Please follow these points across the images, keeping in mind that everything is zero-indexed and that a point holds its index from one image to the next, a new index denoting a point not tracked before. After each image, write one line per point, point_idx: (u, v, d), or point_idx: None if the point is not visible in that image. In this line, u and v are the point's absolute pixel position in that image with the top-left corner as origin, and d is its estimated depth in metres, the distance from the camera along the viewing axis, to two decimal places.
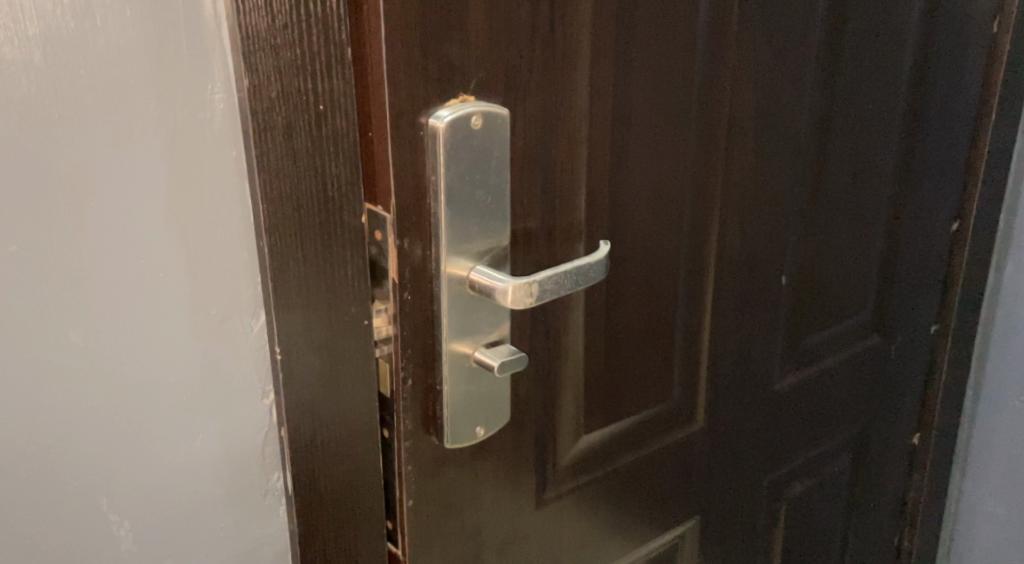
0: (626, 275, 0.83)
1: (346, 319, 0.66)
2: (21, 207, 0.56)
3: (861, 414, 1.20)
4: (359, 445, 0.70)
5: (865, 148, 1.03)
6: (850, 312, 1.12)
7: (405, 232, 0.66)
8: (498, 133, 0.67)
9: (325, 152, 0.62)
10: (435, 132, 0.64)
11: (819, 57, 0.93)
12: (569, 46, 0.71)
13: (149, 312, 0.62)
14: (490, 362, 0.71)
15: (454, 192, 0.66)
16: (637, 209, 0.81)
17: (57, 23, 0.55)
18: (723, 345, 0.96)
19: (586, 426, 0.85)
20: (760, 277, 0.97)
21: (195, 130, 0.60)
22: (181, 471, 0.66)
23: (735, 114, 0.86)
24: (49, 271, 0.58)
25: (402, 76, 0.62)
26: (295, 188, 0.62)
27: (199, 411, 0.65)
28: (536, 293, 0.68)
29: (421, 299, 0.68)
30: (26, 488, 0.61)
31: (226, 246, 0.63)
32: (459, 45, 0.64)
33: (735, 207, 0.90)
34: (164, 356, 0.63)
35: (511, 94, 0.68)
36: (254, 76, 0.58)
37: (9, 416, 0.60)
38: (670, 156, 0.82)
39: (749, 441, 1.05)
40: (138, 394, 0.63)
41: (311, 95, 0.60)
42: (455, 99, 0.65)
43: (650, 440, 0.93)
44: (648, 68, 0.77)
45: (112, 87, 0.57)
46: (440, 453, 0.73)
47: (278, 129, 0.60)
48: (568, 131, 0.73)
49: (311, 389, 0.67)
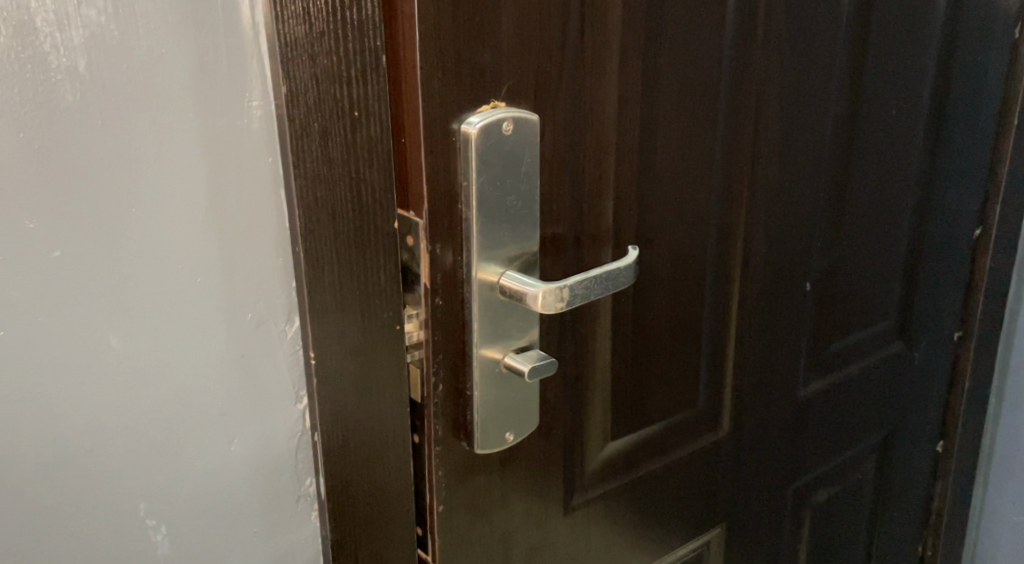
0: (653, 280, 0.83)
1: (378, 325, 0.67)
2: (64, 213, 0.57)
3: (886, 421, 1.20)
4: (390, 450, 0.70)
5: (890, 153, 1.03)
6: (874, 318, 1.12)
7: (437, 237, 0.66)
8: (528, 138, 0.68)
9: (360, 158, 0.63)
10: (467, 138, 0.65)
11: (844, 63, 0.93)
12: (597, 52, 0.71)
13: (187, 317, 0.62)
14: (520, 367, 0.71)
15: (484, 198, 0.66)
16: (664, 215, 0.81)
17: (101, 31, 0.56)
18: (748, 351, 0.96)
19: (614, 432, 0.85)
20: (785, 283, 0.97)
21: (232, 137, 0.61)
22: (216, 475, 0.66)
23: (760, 119, 0.86)
24: (91, 277, 0.59)
25: (435, 83, 0.63)
26: (330, 194, 0.62)
27: (234, 416, 0.66)
28: (566, 298, 0.69)
29: (452, 304, 0.69)
30: (66, 492, 0.62)
31: (262, 253, 0.64)
32: (491, 51, 0.65)
33: (761, 213, 0.90)
34: (202, 360, 0.63)
35: (541, 100, 0.68)
36: (292, 83, 0.59)
37: (51, 421, 0.60)
38: (697, 162, 0.82)
39: (775, 448, 1.05)
40: (175, 398, 0.63)
41: (346, 102, 0.61)
42: (487, 105, 0.66)
43: (677, 446, 0.93)
44: (676, 74, 0.77)
45: (153, 95, 0.58)
46: (470, 458, 0.73)
47: (314, 135, 0.61)
48: (597, 137, 0.73)
49: (344, 395, 0.67)
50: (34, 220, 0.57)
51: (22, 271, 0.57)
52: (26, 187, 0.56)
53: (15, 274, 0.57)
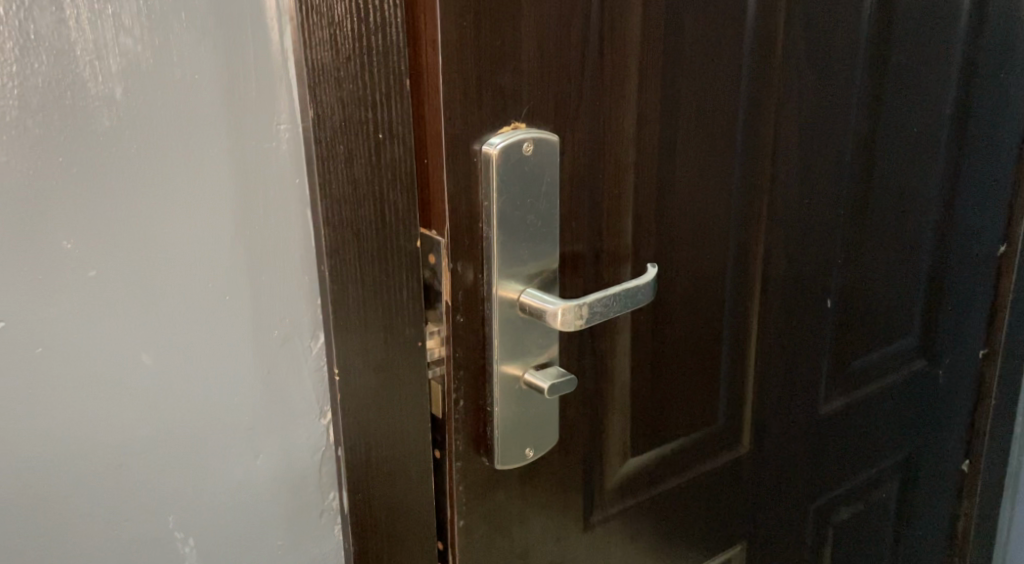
0: (672, 298, 0.84)
1: (400, 341, 0.68)
2: (99, 233, 0.59)
3: (909, 440, 1.19)
4: (412, 464, 0.72)
5: (911, 172, 1.03)
6: (896, 336, 1.12)
7: (458, 256, 0.68)
8: (548, 158, 0.69)
9: (384, 179, 0.64)
10: (488, 158, 0.66)
11: (865, 82, 0.94)
12: (617, 73, 0.72)
13: (216, 334, 0.64)
14: (540, 384, 0.72)
15: (505, 217, 0.68)
16: (684, 233, 0.82)
17: (137, 58, 0.58)
18: (768, 369, 0.96)
19: (634, 449, 0.86)
20: (806, 301, 0.97)
21: (261, 159, 0.62)
22: (243, 488, 0.68)
23: (779, 139, 0.87)
24: (124, 296, 0.60)
25: (458, 105, 0.64)
26: (355, 214, 0.64)
27: (261, 431, 0.67)
28: (586, 315, 0.70)
29: (472, 321, 0.70)
30: (98, 505, 0.63)
31: (289, 272, 0.65)
32: (512, 74, 0.66)
33: (780, 231, 0.91)
34: (230, 376, 0.65)
35: (561, 121, 0.70)
36: (318, 107, 0.61)
37: (84, 435, 0.62)
38: (716, 181, 0.83)
39: (796, 466, 1.05)
40: (204, 412, 0.65)
41: (370, 125, 0.63)
42: (508, 126, 0.67)
43: (697, 463, 0.93)
44: (695, 96, 0.78)
45: (186, 119, 0.60)
46: (490, 473, 0.74)
47: (340, 157, 0.62)
48: (616, 157, 0.74)
49: (367, 410, 0.68)
50: (71, 241, 0.58)
51: (59, 289, 0.59)
52: (64, 210, 0.58)
53: (52, 292, 0.59)
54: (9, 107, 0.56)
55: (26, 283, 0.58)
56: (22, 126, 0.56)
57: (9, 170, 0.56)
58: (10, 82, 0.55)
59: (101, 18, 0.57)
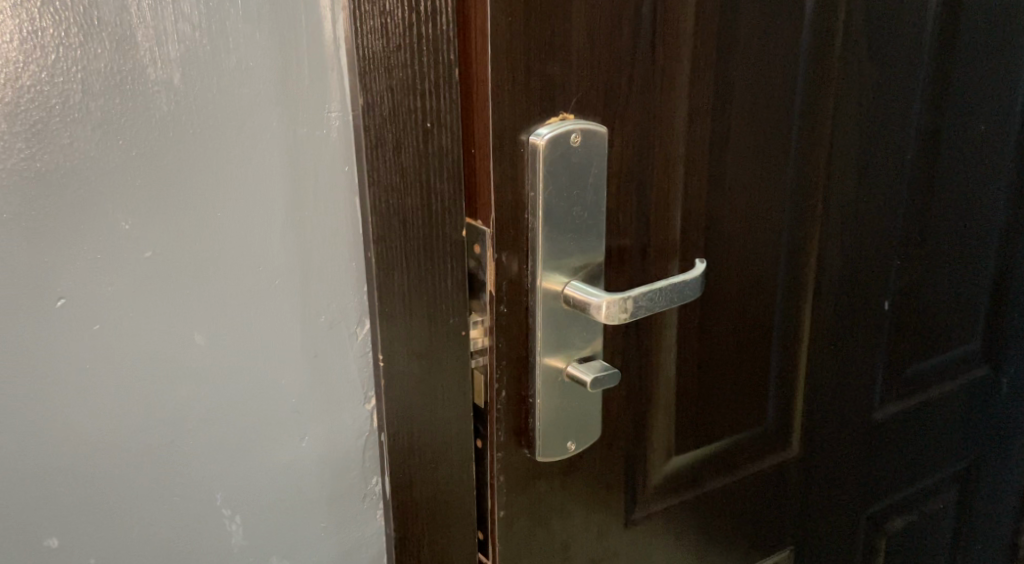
0: (721, 295, 0.83)
1: (444, 329, 0.69)
2: (155, 215, 0.60)
3: (969, 449, 1.16)
4: (453, 452, 0.72)
5: (976, 175, 1.01)
6: (956, 341, 1.09)
7: (503, 246, 0.68)
8: (596, 150, 0.69)
9: (431, 167, 0.65)
10: (536, 149, 0.66)
11: (929, 81, 0.92)
12: (669, 66, 0.72)
13: (265, 315, 0.65)
14: (583, 377, 0.72)
15: (551, 208, 0.68)
16: (734, 228, 0.81)
17: (195, 45, 0.59)
18: (819, 372, 0.95)
19: (679, 447, 0.85)
20: (860, 303, 0.96)
21: (312, 145, 0.63)
22: (289, 469, 0.69)
23: (838, 136, 0.86)
24: (177, 277, 0.62)
25: (506, 95, 0.64)
26: (401, 202, 0.64)
27: (307, 414, 0.68)
28: (630, 309, 0.69)
29: (516, 312, 0.70)
30: (148, 480, 0.65)
31: (338, 257, 0.67)
32: (561, 65, 0.66)
33: (836, 230, 0.90)
34: (280, 357, 0.66)
35: (610, 113, 0.70)
36: (368, 95, 0.62)
37: (136, 412, 0.63)
38: (769, 178, 0.82)
39: (848, 472, 1.03)
40: (253, 392, 0.66)
41: (419, 113, 0.63)
42: (556, 117, 0.67)
43: (744, 464, 0.92)
44: (750, 89, 0.78)
45: (242, 105, 0.61)
46: (531, 465, 0.75)
47: (389, 145, 0.63)
48: (666, 151, 0.74)
49: (410, 397, 0.69)
50: (129, 222, 0.60)
51: (116, 268, 0.60)
52: (124, 191, 0.59)
53: (109, 271, 0.60)
54: (72, 90, 0.57)
55: (86, 262, 0.60)
56: (84, 110, 0.58)
57: (71, 151, 0.58)
58: (74, 68, 0.57)
59: (161, 6, 0.58)
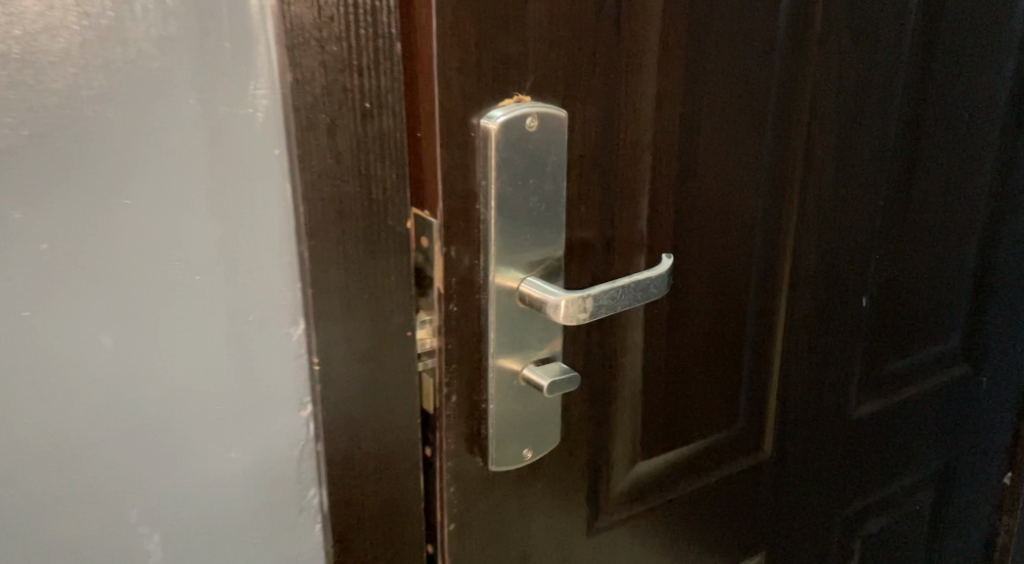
0: (691, 291, 0.78)
1: (388, 330, 0.63)
2: (53, 203, 0.54)
3: (947, 448, 1.12)
4: (399, 462, 0.66)
5: (958, 165, 0.96)
6: (935, 338, 1.05)
7: (453, 239, 0.62)
8: (554, 135, 0.63)
9: (371, 152, 0.59)
10: (487, 134, 0.60)
11: (912, 65, 0.87)
12: (635, 44, 0.66)
13: (184, 315, 0.59)
14: (539, 381, 0.67)
15: (504, 198, 0.62)
16: (705, 220, 0.76)
17: (97, 12, 0.53)
18: (794, 370, 0.90)
19: (644, 452, 0.80)
20: (837, 299, 0.91)
21: (235, 127, 0.57)
22: (214, 483, 0.63)
23: (816, 123, 0.81)
24: (79, 272, 0.56)
25: (453, 74, 0.58)
26: (337, 191, 0.58)
27: (234, 423, 0.62)
28: (591, 308, 0.64)
29: (467, 310, 0.65)
30: (51, 495, 0.59)
31: (268, 251, 0.60)
32: (516, 41, 0.60)
33: (813, 223, 0.85)
34: (203, 361, 0.60)
35: (570, 95, 0.64)
36: (297, 71, 0.55)
37: (36, 419, 0.57)
38: (743, 167, 0.77)
39: (822, 474, 0.98)
40: (171, 398, 0.60)
41: (357, 92, 0.57)
42: (511, 99, 0.61)
43: (714, 468, 0.87)
44: (723, 71, 0.72)
45: (152, 80, 0.54)
46: (485, 475, 0.69)
47: (322, 127, 0.57)
48: (631, 137, 0.68)
49: (350, 403, 0.63)
50: (22, 211, 0.54)
51: (8, 262, 0.54)
52: (16, 176, 0.53)
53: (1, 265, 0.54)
54: None
55: None
56: None
57: None
58: None
59: None
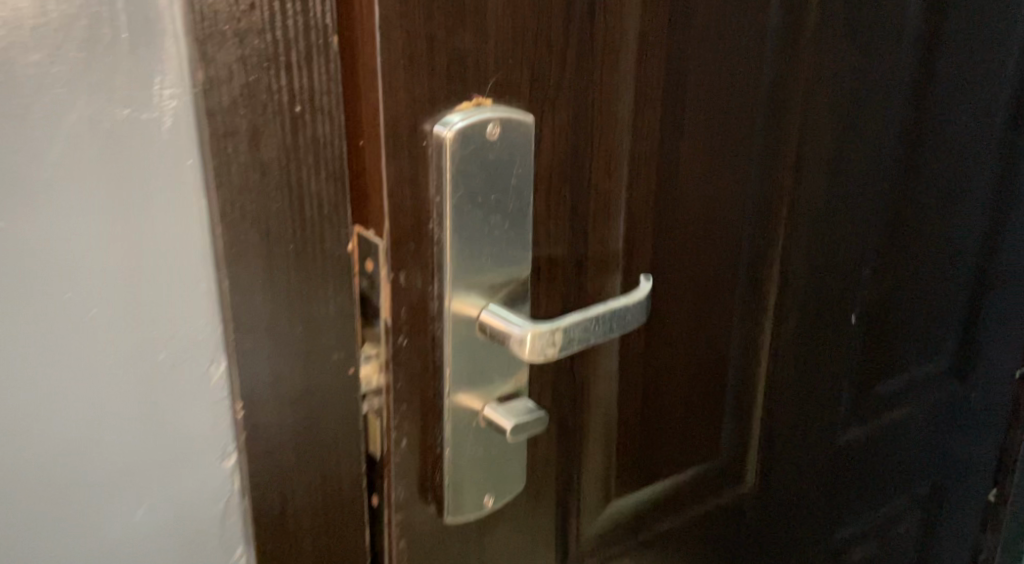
0: (670, 315, 0.70)
1: (325, 368, 0.54)
2: None
3: (935, 470, 1.06)
4: (340, 516, 0.58)
5: (954, 172, 0.89)
6: (925, 355, 0.98)
7: (402, 263, 0.53)
8: (519, 144, 0.55)
9: (303, 164, 0.50)
10: (441, 143, 0.52)
11: (911, 66, 0.79)
12: (611, 40, 0.58)
13: (73, 353, 0.51)
14: (503, 422, 0.58)
15: (461, 216, 0.54)
16: (687, 236, 0.68)
17: None
18: (780, 395, 0.83)
19: (617, 490, 0.72)
20: (826, 318, 0.84)
21: (134, 131, 0.48)
22: (118, 542, 0.55)
23: (808, 129, 0.73)
24: None
25: (401, 74, 0.50)
26: (263, 210, 0.50)
27: (141, 475, 0.54)
28: (561, 343, 0.56)
29: (419, 343, 0.56)
30: None
31: (181, 278, 0.51)
32: (475, 36, 0.52)
33: (803, 238, 0.77)
34: (101, 405, 0.52)
35: (537, 98, 0.55)
36: (210, 69, 0.47)
37: None
38: (729, 178, 0.69)
39: (807, 504, 0.91)
40: (60, 446, 0.52)
41: (284, 95, 0.48)
42: (469, 102, 0.53)
43: (693, 504, 0.80)
44: (708, 72, 0.64)
45: (28, 81, 0.46)
46: (439, 527, 0.61)
47: (242, 134, 0.48)
48: (606, 145, 0.60)
49: (282, 452, 0.55)
50: None
51: None
52: None
53: None
54: None
55: None
56: None
57: None
58: None
59: None
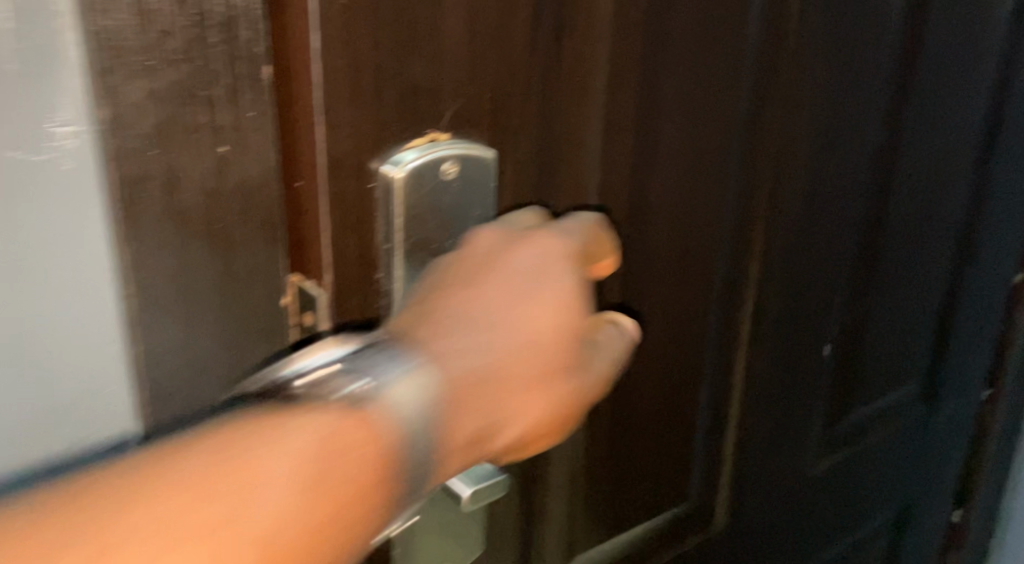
0: (640, 356, 0.64)
1: None
2: None
3: (903, 494, 1.03)
4: None
5: (929, 193, 0.85)
6: (896, 380, 0.95)
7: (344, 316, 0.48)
8: (477, 182, 0.49)
9: (229, 212, 0.43)
10: (389, 183, 0.46)
11: (890, 83, 0.75)
12: (578, 65, 0.52)
13: None
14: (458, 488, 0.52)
15: (413, 262, 0.48)
16: (658, 272, 0.63)
17: None
18: (751, 431, 0.78)
19: (580, 541, 0.67)
20: (798, 348, 0.79)
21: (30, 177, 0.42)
22: None
23: (784, 153, 0.68)
24: None
25: (343, 108, 0.43)
26: (183, 264, 0.43)
27: None
28: None
29: None
30: None
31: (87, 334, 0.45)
32: (428, 63, 0.45)
33: (777, 267, 0.72)
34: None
35: (498, 131, 0.49)
36: (116, 106, 0.40)
37: None
38: (703, 209, 0.64)
39: (777, 540, 0.87)
40: None
41: (206, 134, 0.41)
42: (424, 136, 0.47)
43: (662, 551, 0.75)
44: (683, 95, 0.59)
45: None
46: None
47: (156, 180, 0.41)
48: (572, 179, 0.55)
49: None
50: None
51: None
52: None
53: None
54: None
55: None
56: None
57: None
58: None
59: None
